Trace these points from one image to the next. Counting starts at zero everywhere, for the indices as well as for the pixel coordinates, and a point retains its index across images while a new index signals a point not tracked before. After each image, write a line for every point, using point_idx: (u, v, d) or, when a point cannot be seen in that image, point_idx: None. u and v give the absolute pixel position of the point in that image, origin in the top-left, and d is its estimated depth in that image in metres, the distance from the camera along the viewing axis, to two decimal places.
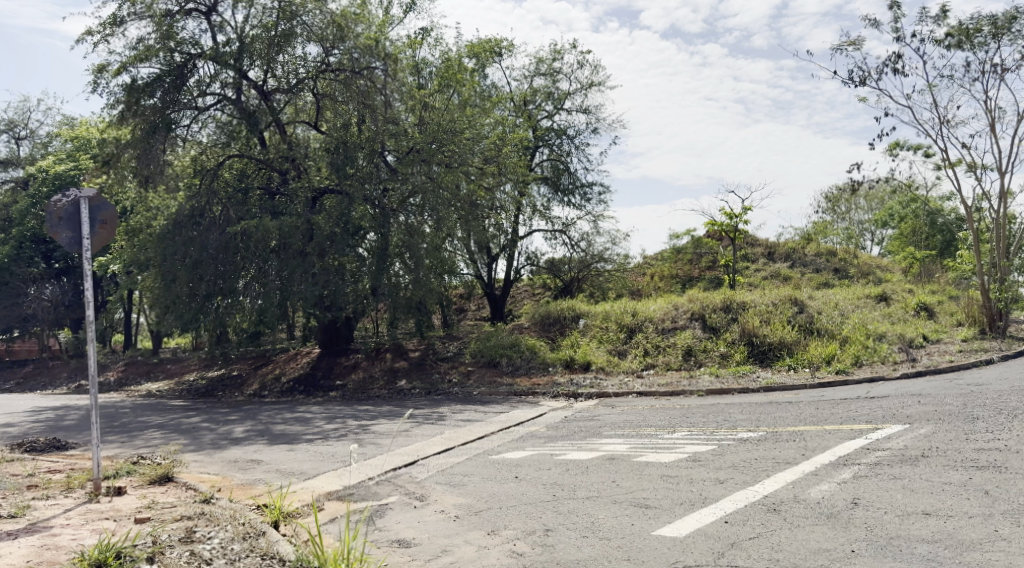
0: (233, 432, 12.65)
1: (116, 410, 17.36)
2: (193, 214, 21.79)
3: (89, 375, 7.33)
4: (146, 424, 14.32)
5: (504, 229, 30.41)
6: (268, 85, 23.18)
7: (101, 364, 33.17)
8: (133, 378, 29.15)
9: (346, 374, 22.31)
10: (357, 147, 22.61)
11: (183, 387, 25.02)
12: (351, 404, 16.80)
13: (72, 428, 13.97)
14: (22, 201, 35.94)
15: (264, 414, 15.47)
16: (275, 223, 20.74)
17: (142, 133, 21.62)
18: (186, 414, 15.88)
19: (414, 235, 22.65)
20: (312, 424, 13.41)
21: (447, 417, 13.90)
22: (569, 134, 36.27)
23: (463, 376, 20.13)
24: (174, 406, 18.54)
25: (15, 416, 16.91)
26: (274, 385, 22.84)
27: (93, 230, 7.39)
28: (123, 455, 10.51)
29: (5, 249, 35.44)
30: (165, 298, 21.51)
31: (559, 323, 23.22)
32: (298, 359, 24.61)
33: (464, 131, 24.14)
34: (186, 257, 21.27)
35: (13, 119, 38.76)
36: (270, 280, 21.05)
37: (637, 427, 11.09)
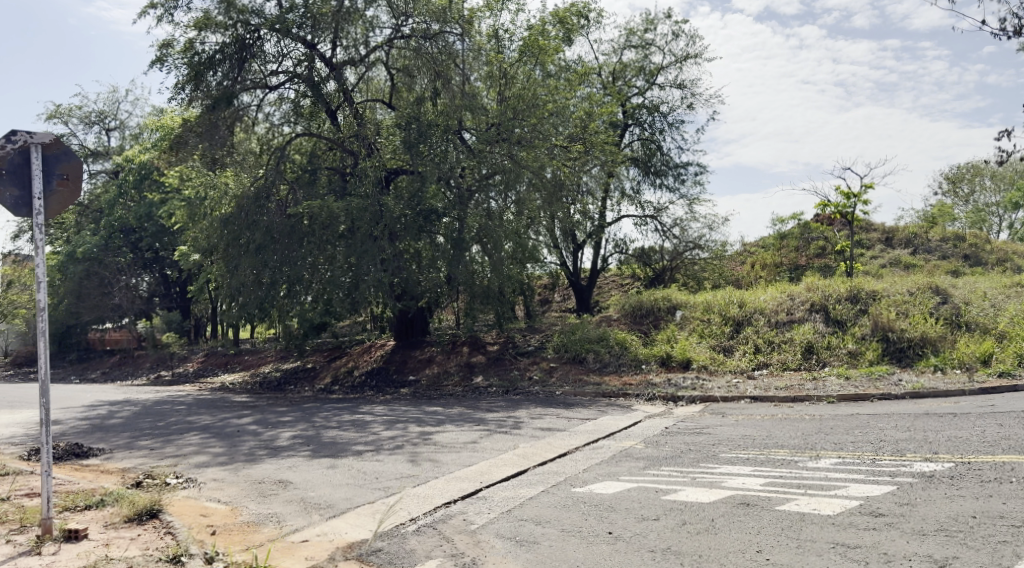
0: (278, 439, 10.94)
1: (172, 407, 16.09)
2: (254, 198, 20.30)
3: (41, 378, 5.58)
4: (192, 425, 12.80)
5: (591, 213, 28.08)
6: (335, 57, 21.53)
7: (182, 355, 32.87)
8: (210, 370, 28.49)
9: (420, 369, 20.58)
10: (429, 124, 20.93)
11: (255, 380, 23.94)
12: (418, 405, 14.89)
13: (113, 429, 12.64)
14: (112, 191, 36.55)
15: (323, 414, 13.75)
16: (342, 204, 19.15)
17: (207, 112, 20.48)
18: (240, 412, 14.36)
19: (492, 219, 20.60)
20: (369, 429, 11.51)
21: (525, 424, 11.79)
22: (662, 111, 33.49)
23: (546, 373, 17.98)
24: (234, 402, 17.22)
25: (69, 410, 15.92)
26: (344, 380, 21.32)
27: (50, 186, 5.48)
28: (139, 467, 8.87)
29: (94, 239, 35.76)
30: (231, 286, 20.21)
31: (652, 315, 20.70)
32: (372, 351, 23.03)
33: (546, 106, 22.20)
34: (249, 243, 19.98)
35: (104, 111, 39.44)
36: (336, 266, 19.50)
37: (765, 450, 8.62)
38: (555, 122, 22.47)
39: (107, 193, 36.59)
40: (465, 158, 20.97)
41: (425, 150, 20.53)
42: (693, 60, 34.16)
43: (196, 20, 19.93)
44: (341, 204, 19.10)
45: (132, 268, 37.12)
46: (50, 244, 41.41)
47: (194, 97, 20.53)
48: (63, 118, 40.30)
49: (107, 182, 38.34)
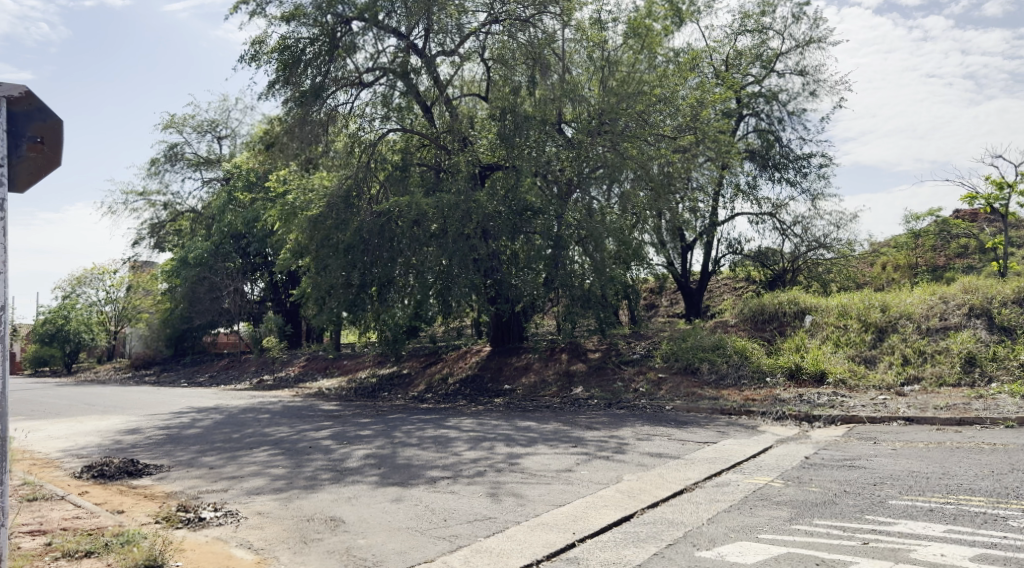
0: (349, 457, 9.67)
1: (256, 415, 15.29)
2: (343, 197, 19.35)
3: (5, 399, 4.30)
4: (266, 436, 11.78)
5: (701, 211, 25.92)
6: (428, 49, 20.24)
7: (284, 360, 32.96)
8: (309, 375, 28.16)
9: (516, 378, 19.12)
10: (528, 117, 19.59)
11: (350, 385, 23.20)
12: (510, 419, 13.36)
13: (185, 441, 11.81)
14: (221, 197, 37.28)
15: (406, 426, 12.45)
16: (431, 200, 18.01)
17: (300, 114, 19.72)
18: (320, 422, 13.28)
19: (594, 215, 18.87)
20: (451, 448, 10.04)
21: (632, 447, 10.03)
22: (781, 100, 30.78)
23: (654, 385, 16.10)
24: (320, 409, 16.29)
25: (155, 417, 15.42)
26: (438, 388, 20.12)
27: (17, 151, 4.27)
28: (185, 493, 7.77)
29: (204, 245, 36.52)
30: (320, 287, 19.34)
31: (777, 320, 18.42)
32: (467, 358, 21.75)
33: (655, 91, 20.30)
34: (339, 243, 18.94)
35: (216, 120, 40.49)
36: (427, 266, 18.23)
37: (950, 497, 6.57)
38: (660, 114, 20.64)
39: (217, 200, 37.39)
40: (563, 151, 19.44)
41: (520, 147, 19.10)
42: (816, 43, 31.22)
43: (285, 13, 19.26)
44: (433, 201, 17.97)
45: (239, 274, 37.74)
46: (168, 251, 42.92)
47: (287, 100, 19.75)
48: (179, 128, 41.71)
49: (218, 189, 39.26)
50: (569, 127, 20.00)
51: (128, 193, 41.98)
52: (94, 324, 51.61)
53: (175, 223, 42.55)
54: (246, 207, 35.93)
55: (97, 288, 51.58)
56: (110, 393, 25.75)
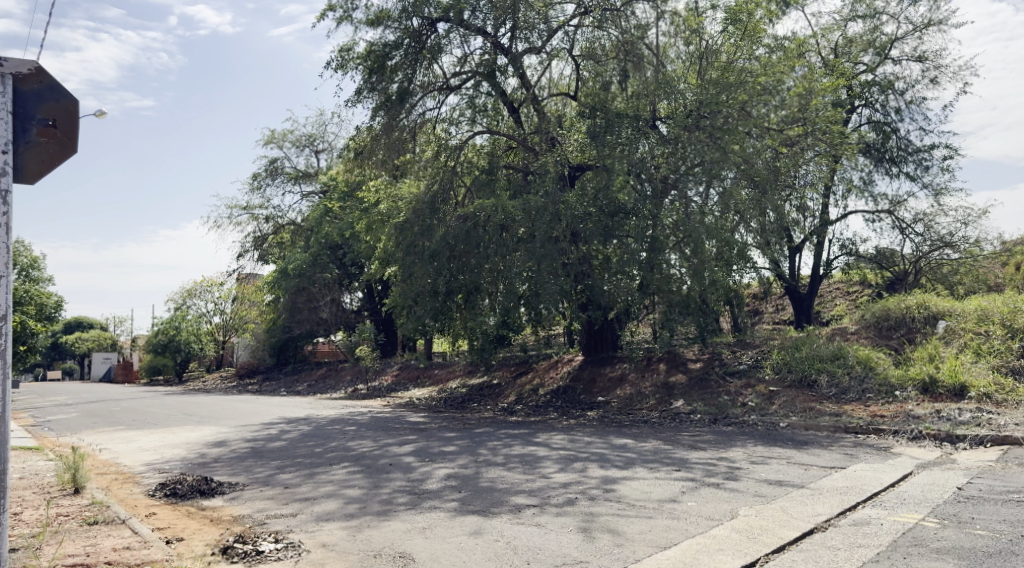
0: (429, 476, 8.90)
1: (344, 426, 14.88)
2: (430, 202, 18.87)
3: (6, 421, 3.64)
4: (347, 450, 11.20)
5: (810, 209, 24.06)
6: (515, 47, 19.49)
7: (378, 369, 33.04)
8: (402, 384, 27.95)
9: (611, 390, 18.02)
10: (621, 115, 18.50)
11: (441, 395, 22.72)
12: (605, 435, 12.31)
13: (267, 455, 11.39)
14: (318, 209, 37.90)
15: (493, 440, 11.60)
16: (518, 203, 17.30)
17: (388, 120, 19.37)
18: (404, 434, 12.63)
19: (693, 214, 17.59)
20: (539, 469, 9.09)
21: (745, 473, 8.81)
22: (898, 89, 28.41)
23: (763, 399, 14.69)
24: (408, 420, 15.73)
25: (245, 429, 15.25)
26: (528, 399, 19.24)
27: (26, 134, 3.65)
28: (252, 517, 7.17)
29: (302, 256, 37.21)
30: (407, 295, 18.89)
31: (903, 327, 16.59)
32: (558, 368, 20.81)
33: (760, 80, 18.81)
34: (424, 250, 18.39)
35: (314, 134, 41.38)
36: (514, 272, 17.43)
37: None
38: (764, 106, 19.12)
39: (314, 212, 38.08)
40: (659, 147, 18.21)
41: (613, 145, 18.02)
42: (936, 26, 28.69)
43: (371, 15, 18.97)
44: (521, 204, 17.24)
45: (336, 285, 38.24)
46: (270, 262, 44.17)
47: (375, 106, 19.39)
48: (280, 143, 42.92)
49: (316, 202, 40.04)
50: (664, 123, 18.75)
51: (232, 208, 43.53)
52: (203, 335, 53.80)
53: (277, 235, 43.75)
54: (341, 218, 36.36)
55: (207, 300, 53.87)
56: (211, 402, 26.32)
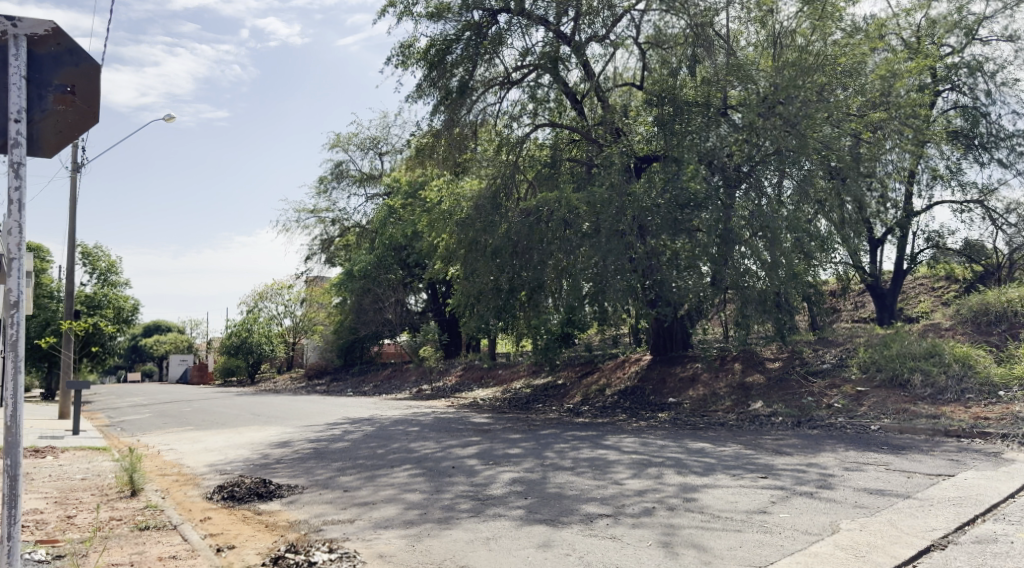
0: (494, 480, 8.37)
1: (407, 426, 14.52)
2: (491, 197, 18.35)
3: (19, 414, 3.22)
4: (408, 451, 10.80)
5: (893, 199, 22.62)
6: (577, 36, 18.82)
7: (442, 370, 32.87)
8: (466, 384, 27.63)
9: (682, 391, 17.18)
10: (690, 103, 17.64)
11: (506, 395, 22.26)
12: (680, 438, 11.56)
13: (329, 456, 11.07)
14: (382, 211, 37.99)
15: (560, 443, 11.01)
16: (583, 195, 16.63)
17: (449, 117, 18.89)
18: (468, 435, 12.16)
19: (769, 204, 16.61)
20: (610, 474, 8.47)
21: (840, 481, 7.98)
22: (988, 70, 26.55)
23: (851, 401, 13.67)
24: (472, 420, 15.28)
25: (308, 429, 15.08)
26: (595, 400, 18.55)
27: (41, 102, 3.26)
28: (308, 523, 6.79)
29: (367, 258, 37.38)
30: (470, 292, 18.46)
31: (1004, 323, 15.26)
32: (626, 368, 20.04)
33: (839, 62, 17.67)
34: (487, 246, 17.91)
35: (377, 136, 41.60)
36: (579, 268, 16.77)
37: None
38: (843, 91, 17.94)
39: (378, 213, 38.23)
40: (732, 136, 17.39)
41: (681, 135, 17.22)
42: None
43: (429, 9, 18.62)
44: (586, 195, 16.63)
45: (401, 286, 38.25)
46: (337, 265, 44.65)
47: (435, 103, 18.94)
48: (345, 146, 43.34)
49: (381, 204, 40.22)
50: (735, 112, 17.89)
51: (300, 211, 44.18)
52: (274, 337, 54.96)
53: (342, 238, 44.15)
54: (404, 219, 36.37)
55: (277, 302, 55.00)
56: (279, 403, 26.54)
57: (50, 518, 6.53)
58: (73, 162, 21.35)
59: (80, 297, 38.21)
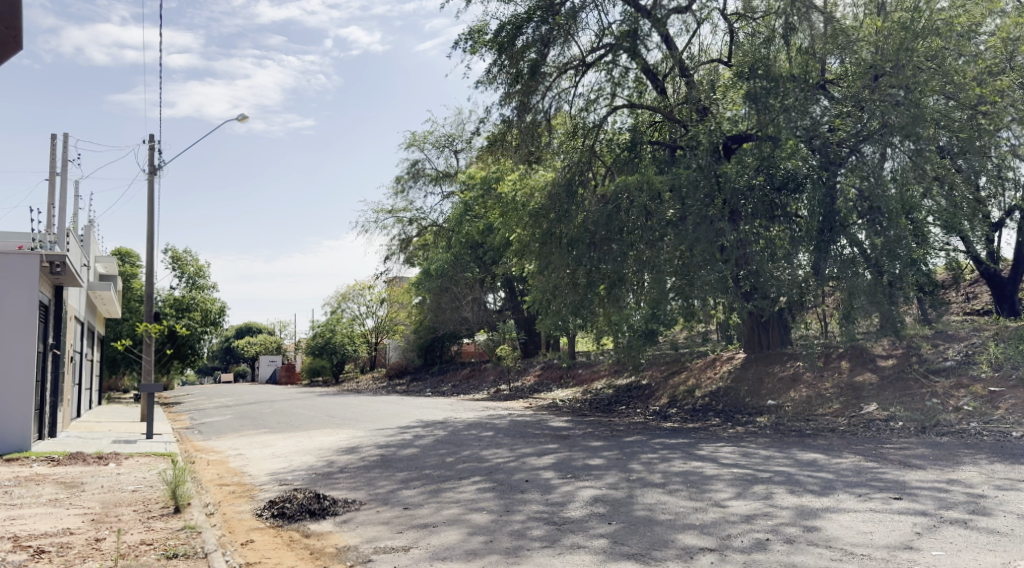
0: (574, 498, 7.29)
1: (481, 429, 13.60)
2: (566, 185, 17.08)
3: None
4: (479, 460, 9.83)
5: (1017, 177, 20.23)
6: (657, 10, 17.44)
7: (521, 369, 32.01)
8: (546, 384, 26.61)
9: (783, 393, 15.64)
10: (785, 76, 16.03)
11: (587, 396, 21.13)
12: (786, 448, 10.20)
13: (394, 464, 10.24)
14: (458, 208, 37.11)
15: (648, 452, 9.82)
16: (666, 178, 15.23)
17: (522, 101, 17.76)
18: (545, 442, 11.11)
19: (880, 183, 14.85)
20: (709, 493, 7.25)
21: (996, 506, 6.55)
22: None
23: (983, 403, 11.94)
24: (551, 424, 14.23)
25: (379, 432, 14.37)
26: (683, 402, 17.16)
27: None
28: (356, 550, 5.89)
29: (445, 256, 36.84)
30: (546, 287, 17.37)
31: None
32: (717, 367, 18.54)
33: (956, 21, 15.69)
34: (562, 237, 16.71)
35: (452, 133, 41.03)
36: (664, 258, 15.39)
37: None
38: (962, 55, 15.94)
39: (454, 211, 37.56)
40: (834, 109, 15.77)
41: (776, 115, 15.63)
42: None
43: None
44: (669, 177, 15.28)
45: (478, 284, 37.33)
46: (416, 265, 44.41)
47: (506, 86, 17.84)
48: (420, 145, 43.03)
49: (456, 202, 39.62)
50: (833, 87, 16.37)
51: (378, 212, 44.15)
52: (357, 337, 55.50)
53: (420, 237, 43.80)
54: (480, 217, 35.65)
55: (359, 303, 55.43)
56: (357, 403, 26.20)
57: (76, 542, 5.87)
58: (152, 165, 21.46)
59: (170, 301, 39.21)
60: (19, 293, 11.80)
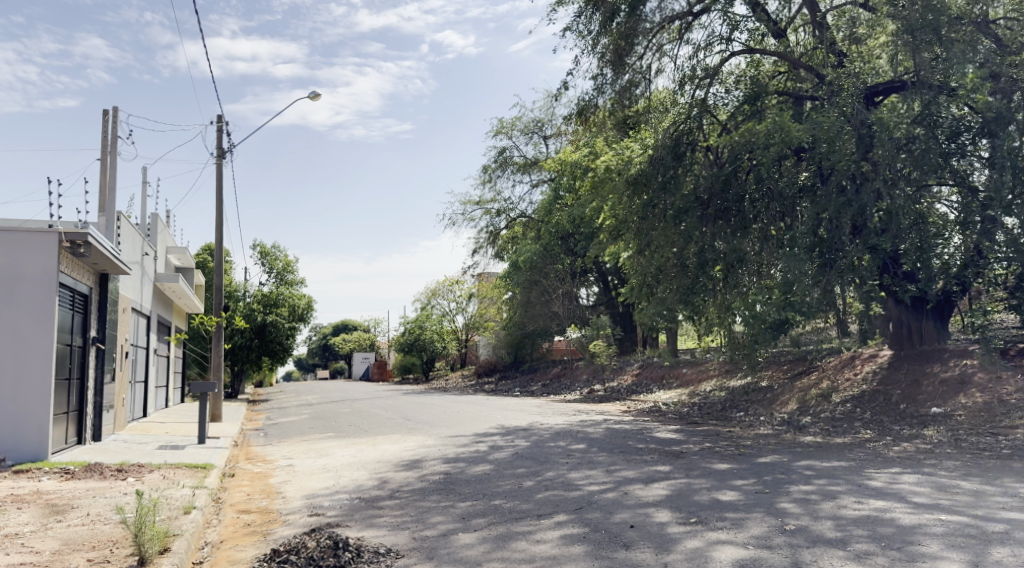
0: (707, 561, 4.79)
1: (572, 439, 11.22)
2: (673, 145, 13.93)
3: None
4: (568, 487, 7.44)
5: None
6: None
7: (618, 367, 29.33)
8: (646, 384, 23.87)
9: (950, 399, 12.50)
10: None
11: (696, 399, 18.37)
12: (998, 481, 7.30)
13: (459, 487, 7.98)
14: (548, 196, 34.59)
15: (797, 485, 7.18)
16: (805, 125, 12.03)
17: (617, 54, 15.21)
18: (653, 461, 8.64)
19: None
20: (924, 565, 4.59)
21: None
22: None
23: None
24: (657, 434, 11.66)
25: (453, 441, 12.20)
26: (818, 409, 14.21)
27: None
28: None
29: (534, 248, 34.52)
30: (648, 269, 14.61)
31: None
32: (856, 367, 15.47)
33: None
34: (667, 209, 13.87)
35: (540, 118, 38.59)
36: (798, 231, 12.39)
37: None
38: None
39: (543, 200, 35.12)
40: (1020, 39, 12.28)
41: (937, 54, 12.18)
42: None
43: None
44: (807, 125, 11.92)
45: (569, 277, 34.89)
46: (505, 258, 42.38)
47: (598, 34, 15.26)
48: (508, 133, 40.87)
49: (545, 191, 37.19)
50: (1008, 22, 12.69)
51: (466, 204, 42.40)
52: (447, 334, 54.09)
53: (508, 230, 41.64)
54: (570, 205, 33.03)
55: (449, 299, 53.99)
56: (440, 403, 24.30)
57: None
58: (219, 148, 20.29)
59: (259, 296, 38.68)
60: (33, 271, 10.02)
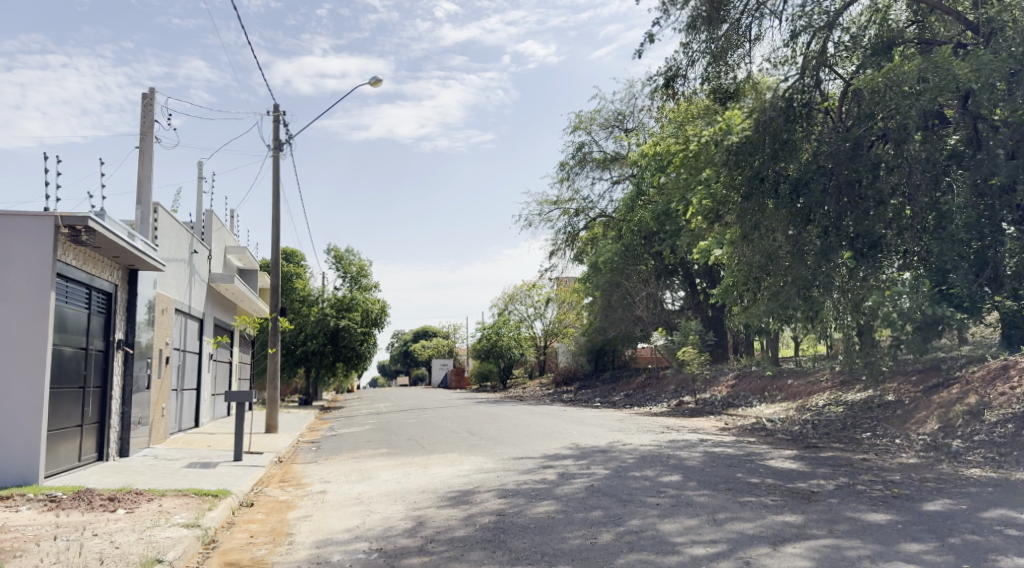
0: None
1: (663, 467, 8.99)
2: (784, 106, 11.51)
3: None
4: (661, 547, 5.30)
5: None
6: None
7: (708, 377, 26.66)
8: (744, 396, 21.24)
9: None
10: None
11: (806, 415, 15.73)
12: None
13: (512, 538, 5.95)
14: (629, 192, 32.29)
15: (1009, 558, 4.78)
16: (963, 67, 9.44)
17: (712, 8, 12.89)
18: (776, 506, 6.36)
19: None
20: None
21: None
22: None
23: None
24: (769, 461, 9.33)
25: (517, 465, 10.17)
26: (968, 431, 11.46)
27: None
28: None
29: (614, 248, 32.24)
30: (754, 259, 12.18)
31: None
32: (1013, 378, 12.57)
33: None
34: (778, 183, 11.44)
35: (622, 111, 36.32)
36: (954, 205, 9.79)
37: None
38: None
39: (624, 197, 32.81)
40: None
41: None
42: None
43: None
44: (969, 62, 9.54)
45: (654, 278, 32.41)
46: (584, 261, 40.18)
47: None
48: (588, 128, 38.71)
49: (627, 188, 34.85)
50: None
51: (543, 204, 40.42)
52: (525, 340, 52.13)
53: (588, 231, 39.45)
54: (653, 201, 30.60)
55: (527, 305, 52.03)
56: (513, 414, 22.35)
57: None
58: (275, 140, 19.04)
59: (333, 301, 37.77)
60: (31, 262, 8.70)
